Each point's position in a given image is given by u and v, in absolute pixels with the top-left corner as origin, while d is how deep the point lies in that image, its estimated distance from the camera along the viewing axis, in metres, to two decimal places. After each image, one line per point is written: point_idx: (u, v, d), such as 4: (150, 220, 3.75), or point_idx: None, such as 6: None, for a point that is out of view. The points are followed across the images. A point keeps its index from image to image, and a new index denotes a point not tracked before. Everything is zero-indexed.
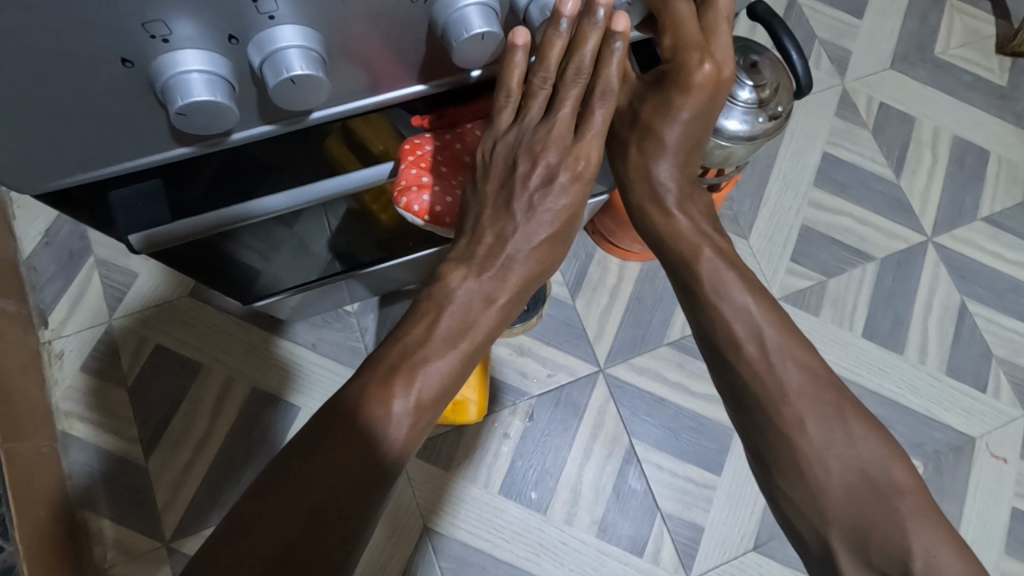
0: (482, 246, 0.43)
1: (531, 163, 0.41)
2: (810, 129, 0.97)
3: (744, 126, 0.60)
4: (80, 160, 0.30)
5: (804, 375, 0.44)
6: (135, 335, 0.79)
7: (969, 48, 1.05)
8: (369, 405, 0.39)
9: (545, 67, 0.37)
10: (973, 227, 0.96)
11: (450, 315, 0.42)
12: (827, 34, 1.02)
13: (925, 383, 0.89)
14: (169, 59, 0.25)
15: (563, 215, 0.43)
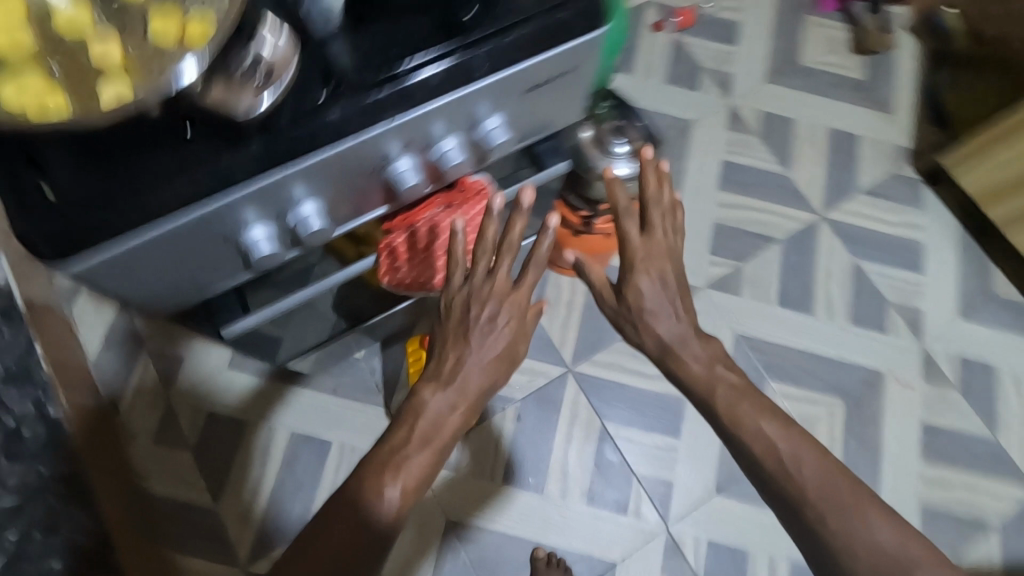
0: (446, 365, 0.52)
1: (479, 308, 0.52)
2: (708, 143, 1.18)
3: (628, 168, 0.78)
4: (192, 290, 0.50)
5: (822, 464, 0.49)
6: (190, 406, 0.97)
7: (830, 53, 1.26)
8: (367, 490, 0.46)
9: (486, 242, 0.51)
10: (856, 199, 1.16)
11: (424, 422, 0.49)
12: (711, 63, 1.23)
13: (836, 334, 1.08)
14: (245, 233, 0.45)
15: (504, 336, 0.53)
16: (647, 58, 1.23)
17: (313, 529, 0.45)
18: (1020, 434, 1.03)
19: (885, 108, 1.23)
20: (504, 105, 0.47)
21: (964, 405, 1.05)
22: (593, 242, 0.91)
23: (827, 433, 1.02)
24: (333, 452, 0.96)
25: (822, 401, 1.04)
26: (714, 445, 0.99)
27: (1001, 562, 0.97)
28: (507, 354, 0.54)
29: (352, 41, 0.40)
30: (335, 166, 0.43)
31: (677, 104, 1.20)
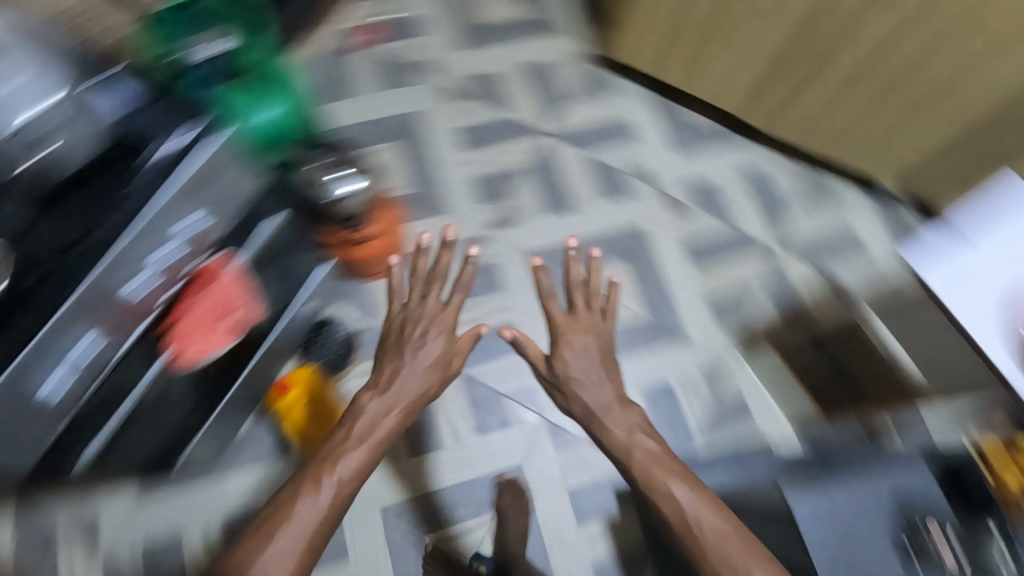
0: (383, 374, 0.94)
1: (414, 326, 0.99)
2: (439, 121, 1.39)
3: (351, 184, 0.96)
4: (25, 450, 0.61)
5: (692, 496, 0.78)
6: (120, 546, 1.04)
7: (497, 6, 1.51)
8: (315, 476, 0.77)
9: (417, 275, 1.06)
10: (566, 108, 1.43)
11: (362, 423, 0.87)
12: (411, 56, 1.44)
13: (596, 213, 1.35)
14: (35, 394, 0.57)
15: (435, 359, 0.97)
16: (357, 77, 1.40)
17: (276, 505, 0.74)
18: (747, 216, 1.37)
19: (556, 30, 1.50)
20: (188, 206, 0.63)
21: (703, 216, 1.35)
22: (372, 248, 1.13)
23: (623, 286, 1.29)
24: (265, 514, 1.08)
25: (610, 266, 1.30)
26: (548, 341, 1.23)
27: (772, 310, 1.28)
28: (433, 370, 0.96)
29: (54, 220, 0.57)
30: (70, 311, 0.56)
31: (401, 101, 1.40)
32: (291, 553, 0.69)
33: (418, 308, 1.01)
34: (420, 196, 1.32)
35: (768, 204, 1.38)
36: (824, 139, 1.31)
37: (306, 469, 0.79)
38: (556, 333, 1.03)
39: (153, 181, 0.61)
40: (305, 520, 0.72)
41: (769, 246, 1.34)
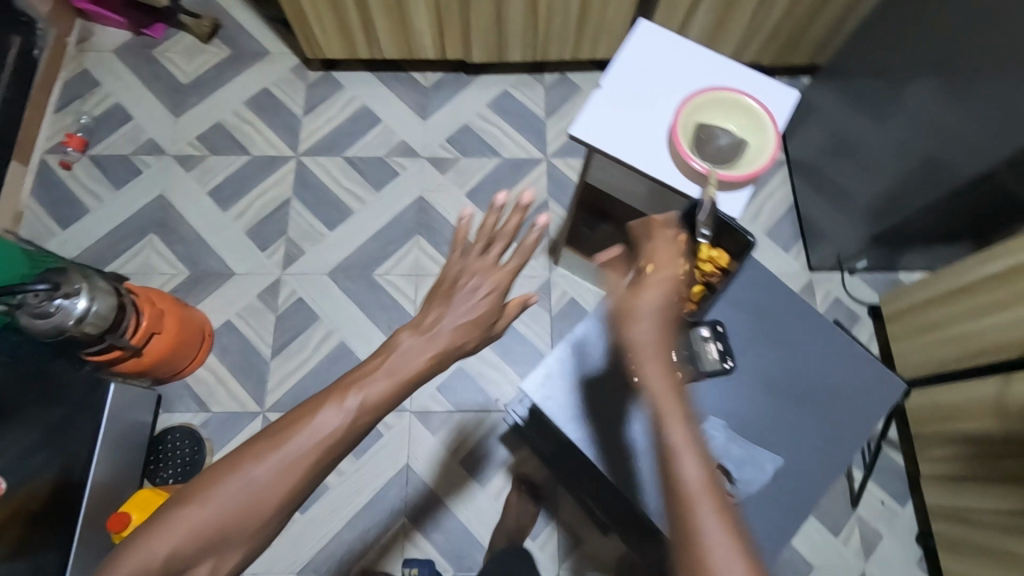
0: (426, 320, 0.66)
1: (465, 277, 0.69)
2: (186, 191, 1.35)
3: (80, 299, 0.92)
4: None
5: (736, 556, 0.45)
6: None
7: (194, 59, 1.46)
8: (327, 403, 0.58)
9: (491, 230, 0.72)
10: (303, 124, 1.41)
11: (393, 357, 0.63)
12: (131, 146, 1.38)
13: (375, 205, 1.35)
14: None
15: (483, 303, 0.68)
16: (85, 186, 1.33)
17: (299, 415, 0.58)
18: (511, 142, 1.41)
19: (262, 55, 1.46)
20: None
21: (472, 162, 1.39)
22: (161, 340, 1.08)
23: (428, 260, 1.31)
24: None
25: (408, 248, 1.32)
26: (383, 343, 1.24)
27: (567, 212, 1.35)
28: (480, 324, 0.67)
29: None
30: None
31: (140, 192, 1.34)
32: (285, 477, 0.55)
33: (484, 245, 0.71)
34: (202, 271, 1.28)
35: (525, 124, 1.42)
36: (533, 51, 1.37)
37: (336, 384, 0.61)
38: (617, 299, 0.59)
39: None
40: (311, 445, 0.57)
41: (541, 160, 1.40)
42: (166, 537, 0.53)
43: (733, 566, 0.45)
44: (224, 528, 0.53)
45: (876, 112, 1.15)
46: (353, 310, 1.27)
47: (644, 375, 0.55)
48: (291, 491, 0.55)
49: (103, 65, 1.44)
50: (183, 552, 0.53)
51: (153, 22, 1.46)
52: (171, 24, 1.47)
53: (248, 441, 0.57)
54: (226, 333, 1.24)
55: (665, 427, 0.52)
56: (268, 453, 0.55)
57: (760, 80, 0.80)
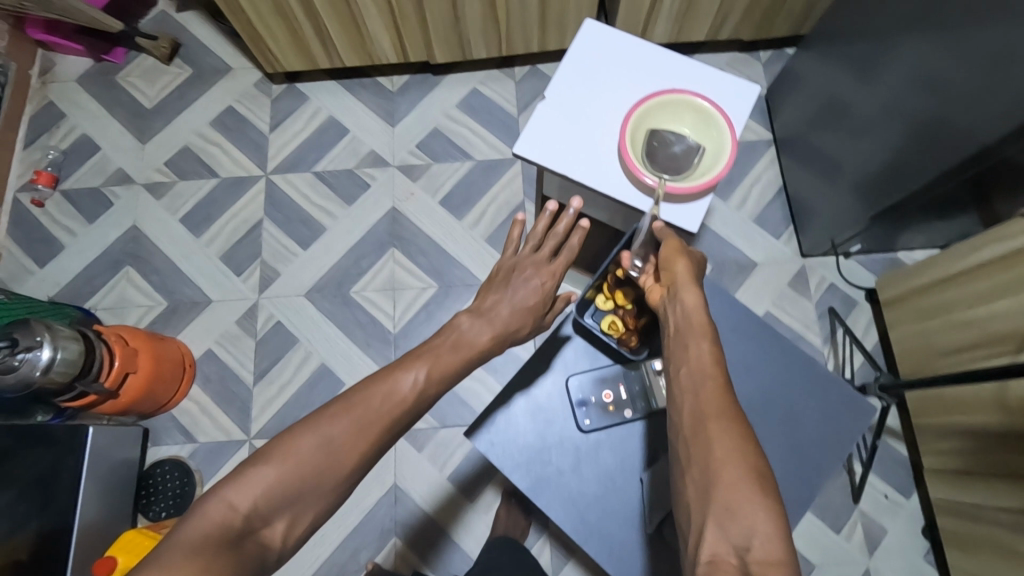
0: (486, 302, 0.77)
1: (520, 272, 0.80)
2: (158, 220, 1.33)
3: (43, 351, 0.92)
4: None
5: (732, 420, 0.55)
6: None
7: (155, 82, 1.43)
8: (399, 370, 0.65)
9: (543, 232, 0.83)
10: (270, 141, 1.38)
11: (452, 336, 0.73)
12: (100, 177, 1.36)
13: (348, 219, 1.32)
14: None
15: (537, 291, 0.79)
16: (58, 223, 1.33)
17: (381, 375, 0.65)
18: (482, 143, 1.36)
19: (223, 71, 1.43)
20: None
21: (443, 167, 1.35)
22: (139, 378, 1.08)
23: (405, 273, 1.28)
24: None
25: (382, 263, 1.29)
26: (363, 362, 1.23)
27: None
28: (534, 309, 0.78)
29: None
30: None
31: (113, 224, 1.33)
32: (365, 432, 0.59)
33: (534, 243, 0.83)
34: (179, 301, 1.27)
35: (495, 123, 1.37)
36: (497, 46, 1.31)
37: (407, 356, 0.69)
38: (552, 269, 0.80)
39: None
40: (390, 406, 0.61)
41: (515, 160, 1.35)
42: (246, 490, 0.53)
43: (724, 428, 0.54)
44: (307, 482, 0.55)
45: (862, 71, 1.03)
46: (331, 330, 1.25)
47: (687, 310, 0.65)
48: (367, 449, 0.58)
49: (65, 96, 1.42)
50: (262, 505, 0.53)
51: (111, 47, 1.43)
52: (130, 47, 1.44)
53: (325, 405, 0.59)
54: (207, 362, 1.24)
55: (688, 331, 0.63)
56: (350, 411, 0.59)
57: (697, 79, 0.78)
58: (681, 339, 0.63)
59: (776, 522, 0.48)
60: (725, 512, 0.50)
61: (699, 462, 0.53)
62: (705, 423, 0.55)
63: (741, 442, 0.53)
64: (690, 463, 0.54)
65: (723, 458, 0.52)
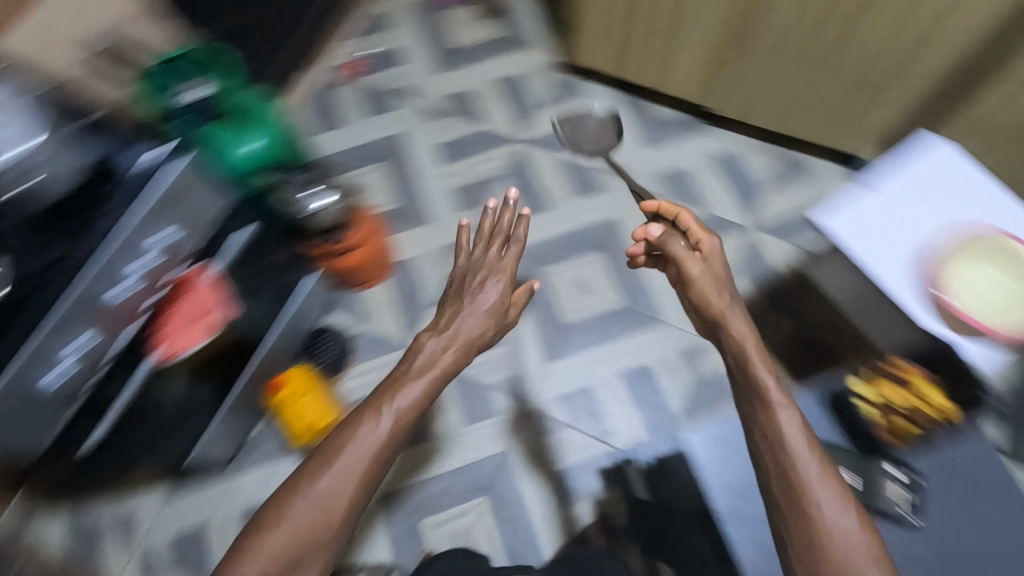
0: (444, 315, 0.88)
1: (472, 275, 0.92)
2: (419, 139, 1.50)
3: (326, 198, 1.09)
4: (45, 432, 0.72)
5: (818, 473, 0.68)
6: (156, 535, 1.20)
7: (468, 30, 1.62)
8: (371, 408, 0.74)
9: (485, 239, 0.96)
10: (537, 116, 1.51)
11: (419, 357, 0.81)
12: (393, 86, 1.57)
13: (571, 209, 1.41)
14: (49, 371, 0.68)
15: (500, 295, 0.90)
16: (346, 107, 1.54)
17: (370, 407, 0.74)
18: (720, 199, 1.40)
19: (526, 44, 1.59)
20: (171, 221, 0.76)
21: (675, 204, 1.40)
22: (360, 254, 1.24)
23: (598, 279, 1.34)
24: None
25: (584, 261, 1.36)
26: (527, 333, 1.30)
27: (751, 286, 1.31)
28: (494, 313, 0.89)
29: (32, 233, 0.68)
30: (81, 315, 0.69)
31: (385, 126, 1.52)
32: (359, 463, 0.69)
33: (482, 252, 0.95)
34: (405, 210, 1.42)
35: (740, 187, 1.41)
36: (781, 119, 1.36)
37: (403, 369, 0.80)
38: (510, 271, 0.92)
39: (127, 198, 0.72)
40: (385, 423, 0.72)
41: (744, 227, 1.37)
42: (252, 561, 0.64)
43: (825, 492, 0.67)
44: (309, 541, 0.65)
45: None
46: None
47: (744, 347, 0.78)
48: (362, 465, 0.69)
49: (396, 14, 1.65)
50: (270, 567, 0.64)
51: None
52: None
53: (304, 467, 0.70)
54: (402, 267, 1.37)
55: (757, 383, 0.74)
56: (337, 456, 0.69)
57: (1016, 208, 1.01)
58: (757, 401, 0.74)
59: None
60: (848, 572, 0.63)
61: (810, 534, 0.65)
62: (807, 490, 0.67)
63: (815, 489, 0.67)
64: (794, 523, 0.67)
65: (835, 529, 0.65)
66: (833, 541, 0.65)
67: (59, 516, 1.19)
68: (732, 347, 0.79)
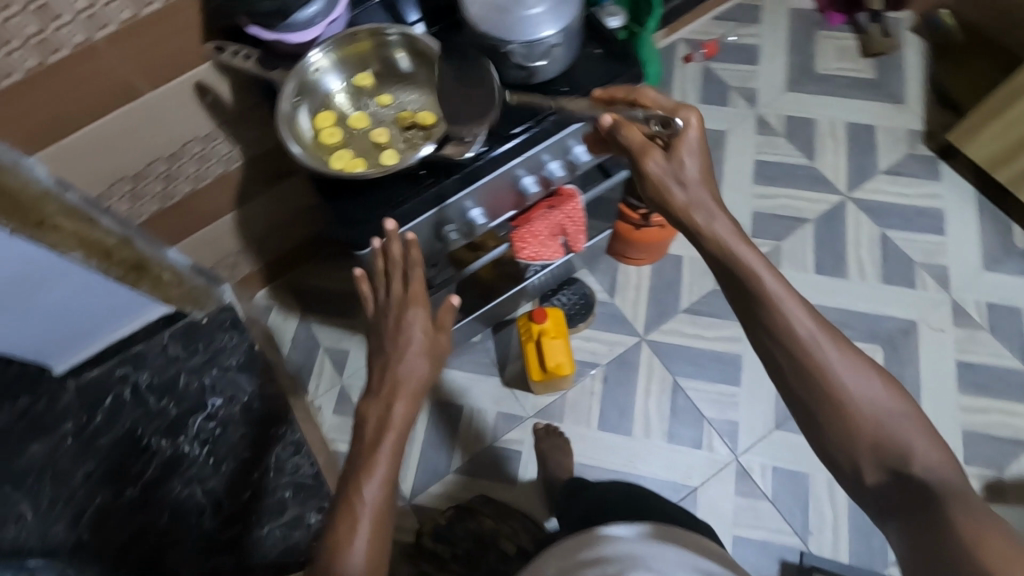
0: (375, 377, 0.63)
1: (394, 311, 0.65)
2: (740, 146, 1.42)
3: None
4: (411, 269, 0.79)
5: (841, 354, 0.58)
6: (357, 381, 1.30)
7: (841, 60, 1.48)
8: (336, 539, 0.56)
9: (390, 257, 0.66)
10: (876, 179, 1.36)
11: (370, 428, 0.61)
12: (737, 82, 1.48)
13: (870, 290, 1.26)
14: (452, 224, 0.73)
15: (420, 333, 0.65)
16: (682, 84, 1.49)
17: (345, 523, 0.56)
18: None
19: (897, 101, 1.43)
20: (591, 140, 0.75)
21: (992, 343, 1.21)
22: (655, 236, 1.17)
23: None
24: (464, 417, 1.23)
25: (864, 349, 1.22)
26: (768, 388, 1.20)
27: None
28: (428, 350, 0.65)
29: None
30: (496, 187, 0.71)
31: (713, 118, 1.45)
32: None
33: (389, 291, 0.67)
34: None
35: None
36: None
37: (357, 458, 0.59)
38: (411, 295, 0.66)
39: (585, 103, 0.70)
40: (367, 538, 0.56)
41: None
42: None
43: (842, 362, 0.58)
44: None
45: None
46: None
47: (724, 239, 0.62)
48: (375, 551, 0.56)
49: (772, 13, 1.54)
50: None
51: None
52: (850, 24, 1.51)
53: None
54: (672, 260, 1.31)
55: (753, 284, 0.60)
56: (345, 563, 0.55)
57: None
58: (756, 306, 0.61)
59: (937, 443, 0.56)
60: (900, 446, 0.56)
61: (844, 423, 0.57)
62: (835, 385, 0.58)
63: (840, 371, 0.58)
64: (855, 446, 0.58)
65: (872, 406, 0.57)
66: (870, 419, 0.57)
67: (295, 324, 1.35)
68: (710, 246, 0.63)
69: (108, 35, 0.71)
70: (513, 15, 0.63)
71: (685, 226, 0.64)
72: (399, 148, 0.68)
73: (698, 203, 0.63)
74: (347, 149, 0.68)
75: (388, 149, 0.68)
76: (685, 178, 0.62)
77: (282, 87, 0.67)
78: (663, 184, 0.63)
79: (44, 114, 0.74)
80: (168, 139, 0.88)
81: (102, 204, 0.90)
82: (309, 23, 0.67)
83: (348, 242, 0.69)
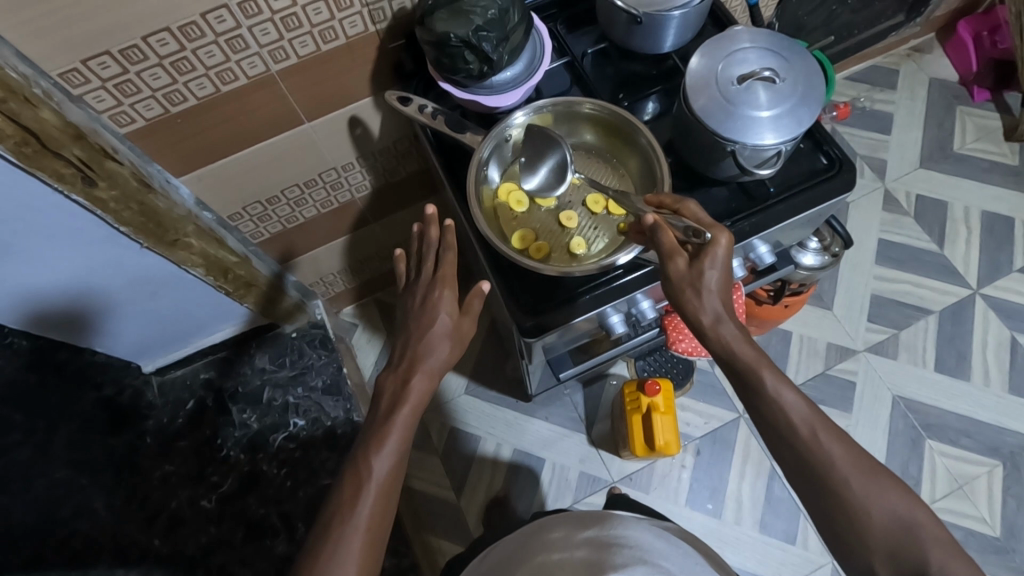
0: (401, 351, 0.65)
1: (423, 295, 0.67)
2: (863, 221, 1.33)
3: (816, 260, 0.91)
4: (559, 350, 0.76)
5: (846, 447, 0.50)
6: (429, 419, 1.21)
7: (982, 141, 1.38)
8: (349, 483, 0.56)
9: (427, 245, 0.69)
10: (1011, 277, 1.26)
11: (390, 393, 0.61)
12: (865, 151, 1.39)
13: (993, 399, 1.18)
14: (618, 315, 0.69)
15: (447, 317, 0.66)
16: None
17: (347, 491, 0.55)
18: None
19: None
20: (775, 238, 0.69)
21: None
22: (769, 311, 1.08)
23: (986, 491, 1.12)
24: (546, 472, 1.17)
25: (981, 463, 1.14)
26: None
27: None
28: (455, 336, 0.66)
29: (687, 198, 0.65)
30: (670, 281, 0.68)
31: None
32: (366, 533, 0.53)
33: (420, 272, 0.70)
34: None
35: None
36: None
37: (371, 426, 0.60)
38: (442, 275, 0.67)
39: (791, 208, 0.64)
40: (369, 505, 0.55)
41: None
42: None
43: (846, 457, 0.50)
44: None
45: None
46: (883, 441, 1.16)
47: (733, 344, 0.54)
48: (376, 519, 0.54)
49: (911, 78, 1.44)
50: None
51: (985, 86, 1.41)
52: (996, 102, 1.41)
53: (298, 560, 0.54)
54: (780, 337, 1.24)
55: (753, 378, 0.53)
56: (346, 524, 0.53)
57: None
58: (752, 397, 0.53)
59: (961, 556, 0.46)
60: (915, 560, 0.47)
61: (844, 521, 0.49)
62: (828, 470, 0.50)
63: (844, 469, 0.49)
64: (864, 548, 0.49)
65: (883, 509, 0.48)
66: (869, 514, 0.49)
67: (378, 345, 1.31)
68: (716, 345, 0.54)
69: (284, 68, 0.68)
70: (748, 107, 0.56)
71: (690, 324, 0.56)
72: (586, 235, 0.67)
73: (710, 311, 0.54)
74: (531, 229, 0.67)
75: (574, 234, 0.67)
76: (704, 290, 0.54)
77: (474, 152, 0.65)
78: (680, 292, 0.55)
79: (206, 137, 0.71)
80: (309, 168, 0.85)
81: (231, 223, 0.87)
82: (503, 87, 0.65)
83: (518, 330, 0.65)
